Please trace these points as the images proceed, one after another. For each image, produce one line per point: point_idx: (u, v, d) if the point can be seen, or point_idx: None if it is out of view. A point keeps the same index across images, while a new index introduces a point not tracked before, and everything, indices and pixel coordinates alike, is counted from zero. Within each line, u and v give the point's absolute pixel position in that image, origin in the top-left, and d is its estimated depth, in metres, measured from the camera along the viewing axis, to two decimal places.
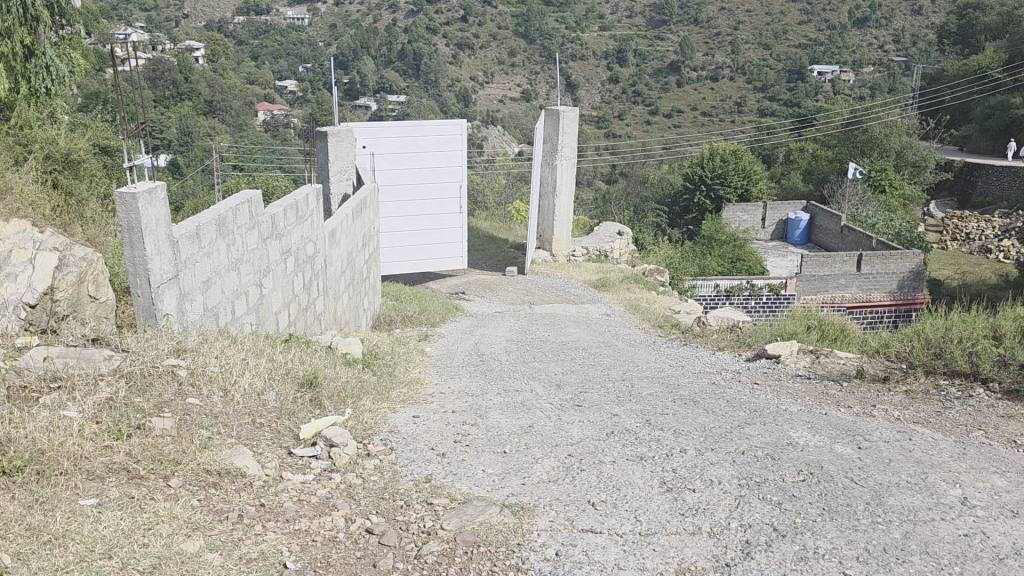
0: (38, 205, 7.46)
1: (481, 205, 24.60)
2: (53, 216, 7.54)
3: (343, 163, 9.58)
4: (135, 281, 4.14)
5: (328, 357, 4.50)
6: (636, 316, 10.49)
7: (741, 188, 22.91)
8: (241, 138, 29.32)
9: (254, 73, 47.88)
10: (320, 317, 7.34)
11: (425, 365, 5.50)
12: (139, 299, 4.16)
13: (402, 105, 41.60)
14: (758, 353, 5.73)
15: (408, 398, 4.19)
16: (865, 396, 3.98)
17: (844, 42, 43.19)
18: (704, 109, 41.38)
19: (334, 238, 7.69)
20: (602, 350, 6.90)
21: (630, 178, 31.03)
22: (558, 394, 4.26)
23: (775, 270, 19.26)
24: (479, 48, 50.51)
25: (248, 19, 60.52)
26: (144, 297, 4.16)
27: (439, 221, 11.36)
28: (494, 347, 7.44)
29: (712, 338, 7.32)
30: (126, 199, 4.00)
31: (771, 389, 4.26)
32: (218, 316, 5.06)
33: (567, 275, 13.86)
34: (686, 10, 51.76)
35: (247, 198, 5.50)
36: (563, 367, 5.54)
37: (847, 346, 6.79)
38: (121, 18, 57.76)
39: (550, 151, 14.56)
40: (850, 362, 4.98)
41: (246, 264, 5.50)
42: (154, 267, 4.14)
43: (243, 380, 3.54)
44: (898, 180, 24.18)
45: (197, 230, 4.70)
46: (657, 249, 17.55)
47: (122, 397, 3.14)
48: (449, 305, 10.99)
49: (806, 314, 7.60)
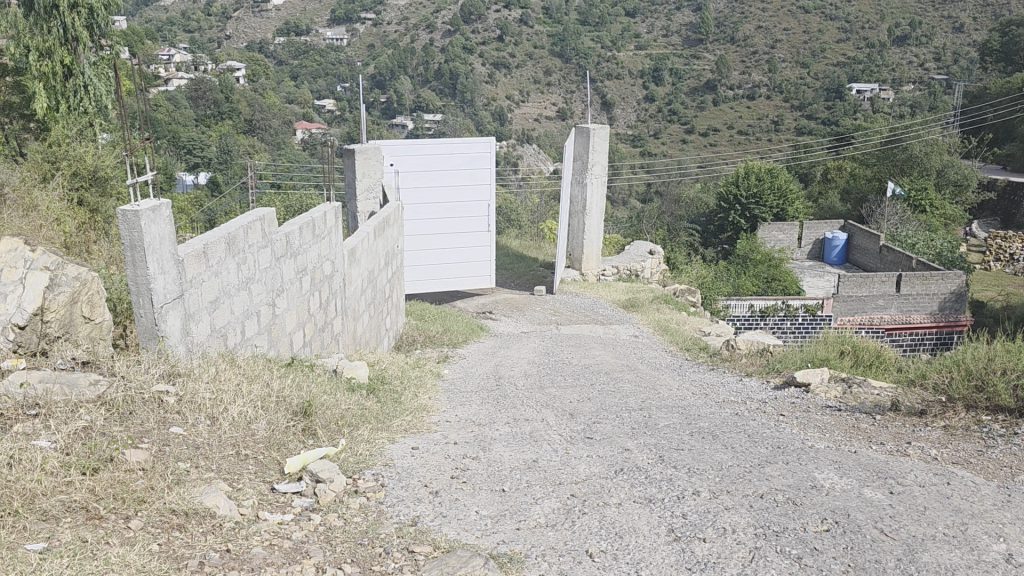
0: (63, 221, 7.42)
1: (515, 223, 24.60)
2: (78, 232, 7.49)
3: (369, 181, 9.46)
4: (136, 300, 3.97)
5: (331, 382, 4.32)
6: (665, 338, 10.19)
7: (777, 208, 22.54)
8: (279, 156, 29.67)
9: (293, 92, 48.51)
10: (337, 336, 7.17)
11: (437, 391, 5.28)
12: (141, 319, 3.99)
13: (438, 125, 41.88)
14: (787, 380, 5.44)
15: (410, 428, 3.97)
16: (899, 432, 3.69)
17: (883, 61, 42.51)
18: (740, 128, 41.04)
19: (354, 255, 7.52)
20: (624, 375, 6.63)
21: (665, 197, 30.81)
22: (570, 424, 4.03)
23: (811, 290, 18.86)
24: (515, 68, 50.65)
25: (289, 39, 61.59)
26: (146, 317, 3.98)
27: (465, 240, 11.17)
28: (514, 370, 7.20)
29: (740, 364, 7.02)
30: (128, 216, 3.85)
31: (798, 422, 3.99)
32: (226, 337, 4.89)
33: (596, 295, 13.61)
34: (721, 28, 51.34)
35: (260, 215, 5.35)
36: (581, 393, 5.28)
37: (881, 373, 6.49)
38: (166, 42, 59.38)
39: (581, 169, 14.35)
40: (884, 394, 4.67)
41: (258, 283, 5.34)
42: (157, 287, 3.97)
43: (233, 408, 3.37)
44: (939, 200, 23.56)
45: (205, 249, 4.53)
46: (690, 269, 17.28)
47: (100, 425, 3.00)
48: (474, 324, 10.79)
49: (840, 338, 7.25)
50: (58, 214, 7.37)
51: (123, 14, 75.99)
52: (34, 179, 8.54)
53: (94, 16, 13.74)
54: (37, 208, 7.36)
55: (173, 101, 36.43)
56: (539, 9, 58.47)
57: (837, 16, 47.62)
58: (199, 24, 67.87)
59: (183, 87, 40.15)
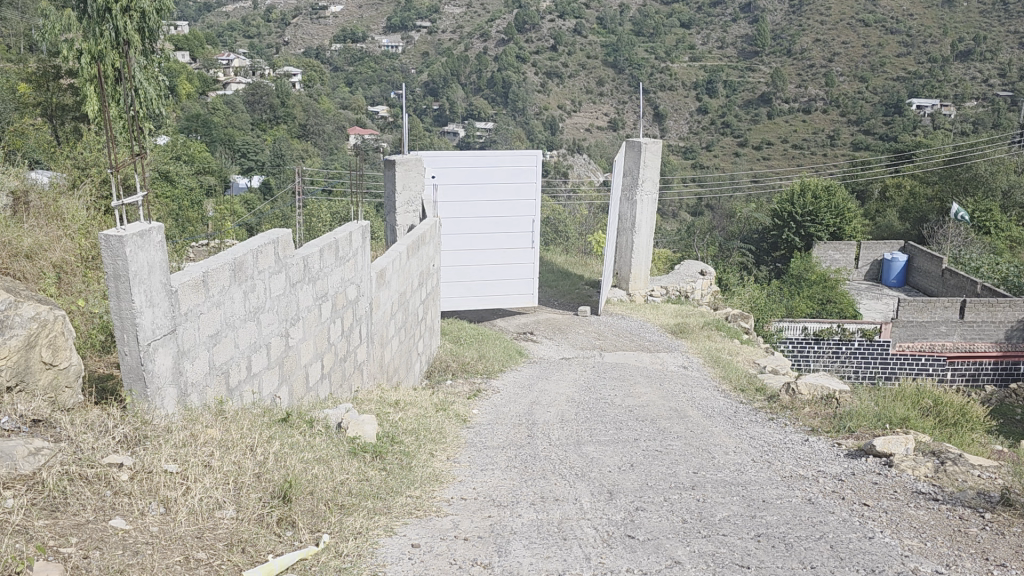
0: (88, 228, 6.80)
1: (562, 235, 24.13)
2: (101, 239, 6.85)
3: (410, 194, 8.90)
4: (119, 338, 3.34)
5: (332, 443, 3.71)
6: (718, 372, 9.40)
7: (834, 226, 21.43)
8: (332, 161, 29.41)
9: (347, 98, 48.16)
10: (360, 366, 6.51)
11: (458, 448, 4.60)
12: (125, 357, 3.34)
13: (489, 132, 41.55)
14: (861, 448, 4.71)
15: (416, 510, 3.32)
16: (1016, 545, 2.99)
17: (946, 76, 40.63)
18: (795, 142, 40.06)
19: (383, 278, 6.85)
20: (674, 427, 5.85)
21: (716, 212, 29.99)
22: (608, 510, 3.36)
23: (869, 313, 17.93)
24: (568, 77, 49.87)
25: (345, 46, 61.86)
26: (131, 356, 3.34)
27: (509, 258, 10.53)
28: (550, 413, 6.49)
29: (804, 416, 6.23)
30: (112, 242, 3.21)
31: (888, 522, 3.27)
32: (228, 374, 4.18)
33: (644, 318, 12.87)
34: (778, 41, 50.17)
35: (275, 237, 4.65)
36: (625, 456, 4.55)
37: (966, 430, 5.85)
38: (226, 48, 60.78)
39: (630, 184, 13.65)
40: (989, 479, 3.96)
41: (270, 313, 4.66)
42: (144, 322, 3.34)
43: (196, 494, 2.79)
44: (1005, 221, 22.28)
45: (205, 276, 3.84)
46: (741, 290, 16.39)
47: (20, 516, 2.40)
48: (513, 348, 10.13)
49: (916, 390, 6.51)
50: (85, 221, 6.78)
51: (184, 20, 77.77)
52: (62, 187, 8.13)
53: (147, 21, 12.21)
54: (61, 217, 6.80)
55: (231, 106, 37.02)
56: (593, 19, 57.66)
57: (897, 30, 46.00)
58: (259, 30, 68.94)
59: (240, 92, 40.62)
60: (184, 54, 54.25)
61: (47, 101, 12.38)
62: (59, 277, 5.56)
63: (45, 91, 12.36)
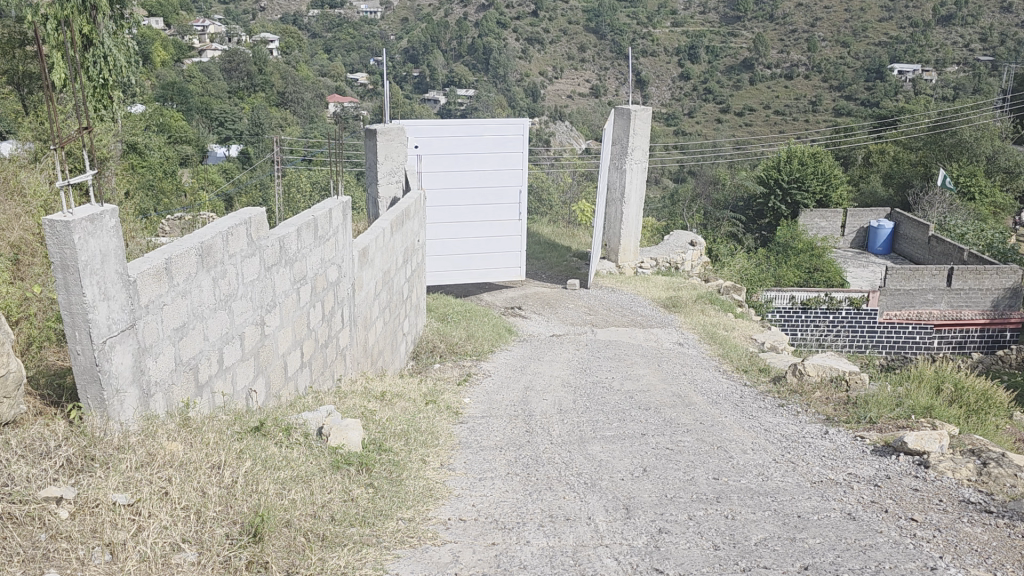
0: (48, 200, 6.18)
1: (545, 205, 23.65)
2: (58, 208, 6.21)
3: (393, 164, 8.37)
4: (70, 340, 2.81)
5: (313, 457, 3.27)
6: (715, 349, 9.01)
7: (820, 194, 21.04)
8: (311, 130, 28.58)
9: (326, 65, 47.09)
10: (343, 351, 6.05)
11: (452, 449, 4.19)
12: (77, 358, 2.82)
13: (471, 99, 40.77)
14: (890, 446, 4.31)
15: (409, 537, 2.90)
16: None
17: (927, 41, 40.15)
18: (777, 108, 39.59)
19: (366, 256, 6.36)
20: (683, 418, 5.43)
21: (700, 179, 29.58)
22: (629, 533, 2.99)
23: (856, 281, 17.61)
24: (549, 43, 49.00)
25: (323, 12, 60.81)
26: (84, 356, 2.82)
27: (496, 230, 10.05)
28: (546, 400, 6.10)
29: (815, 402, 5.90)
30: (57, 229, 2.68)
31: (944, 544, 2.91)
32: (197, 371, 3.65)
33: (635, 291, 12.44)
34: (761, 6, 49.56)
35: (247, 217, 4.11)
36: (639, 460, 4.10)
37: (990, 416, 5.52)
38: (201, 13, 59.33)
39: (619, 153, 13.16)
40: None
41: (243, 300, 4.16)
42: (98, 318, 2.81)
43: (150, 537, 2.36)
44: (989, 187, 22.00)
45: (168, 263, 3.32)
46: (731, 260, 15.97)
47: None
48: (501, 326, 9.66)
49: (935, 373, 6.15)
50: (49, 195, 6.16)
51: None
52: (23, 159, 7.57)
53: None
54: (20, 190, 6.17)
55: (207, 74, 36.07)
56: None
57: None
58: None
59: (216, 58, 39.61)
60: (158, 20, 52.91)
61: (13, 69, 11.72)
62: (17, 260, 4.97)
63: (10, 60, 11.68)
